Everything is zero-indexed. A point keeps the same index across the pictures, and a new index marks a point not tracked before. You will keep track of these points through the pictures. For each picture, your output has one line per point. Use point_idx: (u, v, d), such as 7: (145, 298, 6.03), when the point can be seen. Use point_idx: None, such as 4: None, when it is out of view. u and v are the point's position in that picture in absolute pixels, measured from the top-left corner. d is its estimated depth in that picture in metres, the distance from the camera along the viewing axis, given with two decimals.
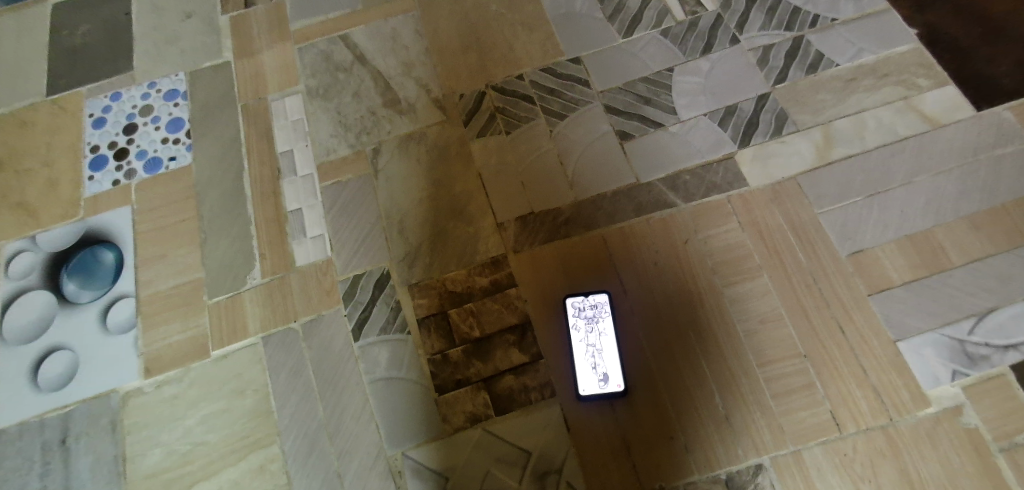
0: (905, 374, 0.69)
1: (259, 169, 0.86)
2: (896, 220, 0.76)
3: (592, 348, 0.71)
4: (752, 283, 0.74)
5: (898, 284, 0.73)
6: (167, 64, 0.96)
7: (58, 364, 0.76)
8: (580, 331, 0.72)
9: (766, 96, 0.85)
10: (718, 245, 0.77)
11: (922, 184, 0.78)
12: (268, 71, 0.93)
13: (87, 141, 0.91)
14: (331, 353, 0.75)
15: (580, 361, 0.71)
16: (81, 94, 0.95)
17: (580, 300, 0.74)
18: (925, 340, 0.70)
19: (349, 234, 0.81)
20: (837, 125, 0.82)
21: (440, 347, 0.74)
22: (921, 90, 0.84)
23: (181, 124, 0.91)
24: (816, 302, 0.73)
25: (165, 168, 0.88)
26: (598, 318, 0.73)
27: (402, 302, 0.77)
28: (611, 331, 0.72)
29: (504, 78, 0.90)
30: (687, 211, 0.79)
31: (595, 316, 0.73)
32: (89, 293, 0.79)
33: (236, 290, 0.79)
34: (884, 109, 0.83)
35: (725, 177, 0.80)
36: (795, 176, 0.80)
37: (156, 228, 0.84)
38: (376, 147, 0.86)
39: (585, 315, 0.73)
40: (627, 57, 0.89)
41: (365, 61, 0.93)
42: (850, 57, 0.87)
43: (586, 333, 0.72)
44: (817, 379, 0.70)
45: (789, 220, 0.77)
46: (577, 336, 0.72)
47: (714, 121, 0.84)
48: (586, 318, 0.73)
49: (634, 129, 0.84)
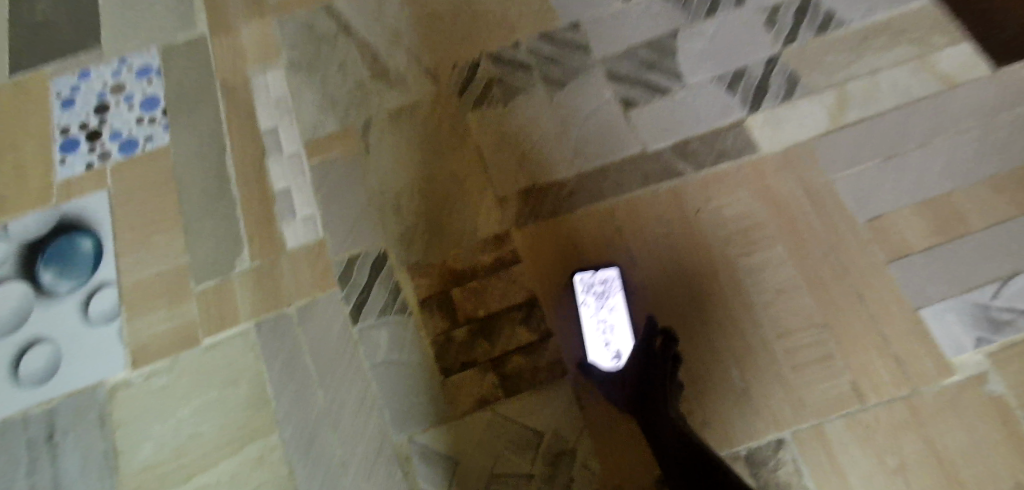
0: (926, 342, 0.67)
1: (243, 148, 0.81)
2: (913, 184, 0.73)
3: (603, 324, 0.68)
4: (766, 253, 0.71)
5: (917, 250, 0.70)
6: (139, 38, 0.90)
7: (38, 358, 0.72)
8: (590, 309, 0.68)
9: (776, 58, 0.81)
10: (730, 215, 0.73)
11: (940, 146, 0.75)
12: (248, 44, 0.88)
13: (57, 123, 0.85)
14: (328, 338, 0.71)
15: (591, 340, 0.68)
16: (48, 73, 0.89)
17: (589, 276, 0.70)
18: (948, 306, 0.68)
19: (342, 213, 0.77)
20: (849, 87, 0.79)
21: (443, 329, 0.71)
22: (936, 48, 0.80)
23: (157, 102, 0.85)
24: (833, 271, 0.70)
25: (142, 149, 0.83)
26: (609, 294, 0.68)
27: (402, 283, 0.73)
28: (622, 307, 0.68)
29: (500, 46, 0.85)
30: (697, 180, 0.75)
31: (604, 293, 0.69)
32: (68, 282, 0.75)
33: (224, 275, 0.75)
34: (898, 69, 0.79)
35: (735, 144, 0.77)
36: (808, 141, 0.76)
37: (136, 213, 0.79)
38: (366, 121, 0.82)
39: (595, 290, 0.69)
40: (628, 21, 0.85)
41: (351, 31, 0.87)
42: (861, 16, 0.83)
43: (596, 310, 0.68)
44: (837, 350, 0.67)
45: (803, 186, 0.74)
46: (587, 315, 0.68)
47: (722, 86, 0.80)
48: (595, 294, 0.69)
49: (638, 96, 0.80)
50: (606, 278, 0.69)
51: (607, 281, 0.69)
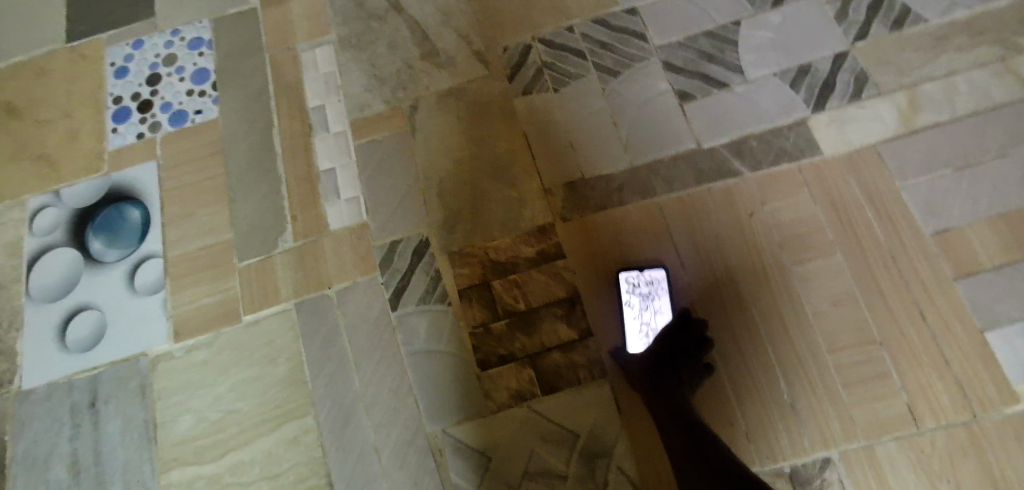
0: (991, 365, 0.63)
1: (289, 125, 0.81)
2: (988, 195, 0.69)
3: (646, 327, 0.67)
4: (823, 261, 0.68)
5: (987, 267, 0.66)
6: (191, 10, 0.90)
7: (86, 325, 0.74)
8: (635, 310, 0.67)
9: (845, 54, 0.77)
10: (786, 219, 0.70)
11: (1021, 156, 0.70)
12: (297, 19, 0.87)
13: (110, 92, 0.86)
14: (366, 321, 0.71)
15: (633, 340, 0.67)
16: (102, 41, 0.90)
17: (636, 275, 0.68)
18: (1017, 328, 0.64)
19: (385, 197, 0.76)
20: (924, 88, 0.74)
21: (482, 320, 0.70)
22: (1023, 50, 0.74)
23: (206, 75, 0.85)
24: (894, 284, 0.67)
25: (190, 122, 0.83)
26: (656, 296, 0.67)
27: (442, 271, 0.72)
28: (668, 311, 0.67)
29: (552, 30, 0.82)
30: (754, 180, 0.72)
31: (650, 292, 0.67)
32: (116, 252, 0.76)
33: (267, 253, 0.75)
34: (979, 71, 0.74)
35: (796, 143, 0.73)
36: (875, 144, 0.72)
37: (183, 185, 0.80)
38: (412, 103, 0.80)
39: (640, 291, 0.67)
40: (688, 8, 0.81)
41: (400, 9, 0.86)
42: (941, 12, 0.77)
43: (640, 311, 0.67)
44: (893, 367, 0.64)
45: (867, 192, 0.70)
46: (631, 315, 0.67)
47: (785, 82, 0.76)
48: (641, 295, 0.67)
49: (695, 89, 0.76)
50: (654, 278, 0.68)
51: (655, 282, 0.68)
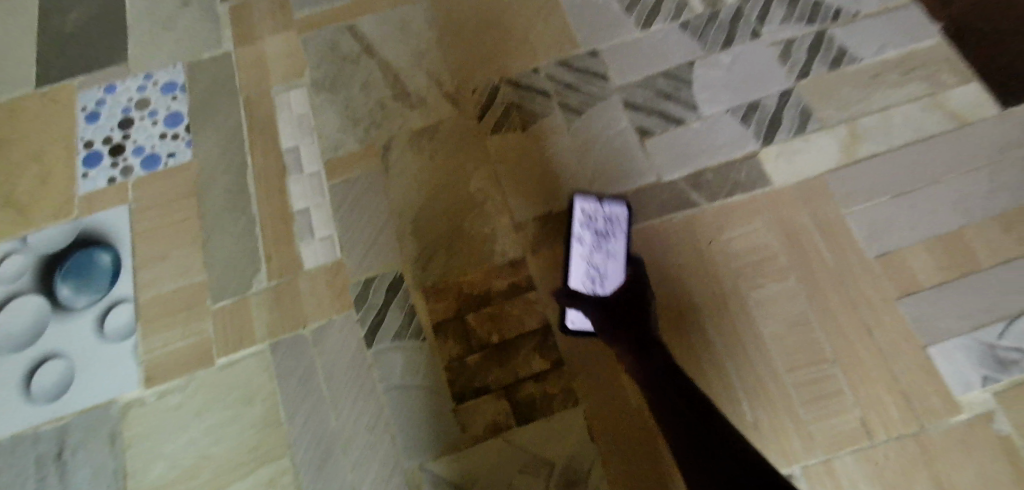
0: (935, 378, 0.68)
1: (263, 166, 0.82)
2: (925, 219, 0.74)
3: (595, 271, 0.70)
4: (779, 285, 0.72)
5: (928, 286, 0.71)
6: (165, 54, 0.91)
7: (53, 373, 0.73)
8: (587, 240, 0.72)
9: (790, 91, 0.82)
10: (743, 246, 0.74)
11: (951, 183, 0.76)
12: (271, 63, 0.89)
13: (81, 136, 0.86)
14: (343, 358, 0.72)
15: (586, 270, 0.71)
16: (73, 86, 0.90)
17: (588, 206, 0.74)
18: (955, 344, 0.69)
19: (359, 234, 0.78)
20: (862, 122, 0.80)
21: (457, 353, 0.72)
22: (948, 86, 0.81)
23: (180, 119, 0.87)
24: (845, 305, 0.71)
25: (163, 165, 0.84)
26: (606, 227, 0.72)
27: (417, 307, 0.74)
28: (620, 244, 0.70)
29: (519, 72, 0.86)
30: (711, 211, 0.76)
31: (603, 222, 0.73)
32: (85, 297, 0.76)
33: (242, 293, 0.76)
34: (910, 106, 0.81)
35: (749, 175, 0.78)
36: (821, 174, 0.77)
37: (156, 228, 0.80)
38: (385, 143, 0.83)
39: (596, 227, 0.72)
40: (645, 49, 0.86)
41: (373, 52, 0.89)
42: (875, 51, 0.84)
43: (592, 246, 0.71)
44: (847, 382, 0.68)
45: (816, 219, 0.75)
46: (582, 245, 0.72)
47: (736, 117, 0.81)
48: (596, 230, 0.72)
49: (654, 126, 0.81)
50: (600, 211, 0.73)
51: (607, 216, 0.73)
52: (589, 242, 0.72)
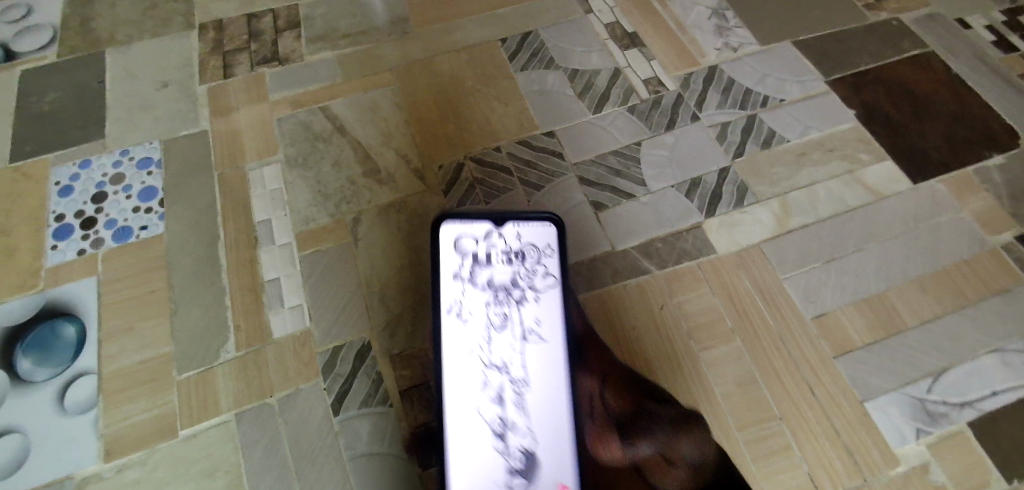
0: (873, 431, 0.73)
1: (235, 238, 0.85)
2: (851, 283, 0.82)
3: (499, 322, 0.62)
4: (726, 347, 0.77)
5: (860, 345, 0.77)
6: (142, 132, 0.96)
7: (7, 450, 0.71)
8: (486, 301, 0.63)
9: (727, 168, 0.92)
10: (692, 310, 0.80)
11: (872, 250, 0.84)
12: (246, 140, 0.94)
13: (53, 210, 0.88)
14: (309, 426, 0.73)
15: (490, 353, 0.60)
16: (48, 161, 0.93)
17: (461, 231, 0.66)
18: (889, 398, 0.74)
19: (329, 303, 0.80)
20: (792, 195, 0.89)
21: (423, 419, 0.73)
22: (864, 164, 0.91)
23: (155, 192, 0.90)
24: (786, 364, 0.76)
25: (135, 237, 0.86)
26: (525, 279, 0.64)
27: (384, 373, 0.76)
28: (551, 305, 0.63)
29: (482, 150, 0.93)
30: (662, 277, 0.82)
31: (506, 261, 0.65)
32: (46, 370, 0.75)
33: (208, 364, 0.77)
34: (833, 181, 0.90)
35: (694, 244, 0.85)
36: (759, 243, 0.85)
37: (123, 299, 0.81)
38: (355, 216, 0.87)
39: (471, 261, 0.65)
40: (597, 131, 0.95)
41: (345, 131, 0.95)
42: (799, 133, 0.95)
43: (492, 299, 0.63)
44: (794, 439, 0.72)
45: (755, 283, 0.82)
46: (468, 308, 0.62)
47: (681, 192, 0.89)
48: (472, 264, 0.64)
49: (607, 199, 0.88)
50: (512, 242, 0.66)
51: (514, 252, 0.66)
52: (490, 302, 0.63)
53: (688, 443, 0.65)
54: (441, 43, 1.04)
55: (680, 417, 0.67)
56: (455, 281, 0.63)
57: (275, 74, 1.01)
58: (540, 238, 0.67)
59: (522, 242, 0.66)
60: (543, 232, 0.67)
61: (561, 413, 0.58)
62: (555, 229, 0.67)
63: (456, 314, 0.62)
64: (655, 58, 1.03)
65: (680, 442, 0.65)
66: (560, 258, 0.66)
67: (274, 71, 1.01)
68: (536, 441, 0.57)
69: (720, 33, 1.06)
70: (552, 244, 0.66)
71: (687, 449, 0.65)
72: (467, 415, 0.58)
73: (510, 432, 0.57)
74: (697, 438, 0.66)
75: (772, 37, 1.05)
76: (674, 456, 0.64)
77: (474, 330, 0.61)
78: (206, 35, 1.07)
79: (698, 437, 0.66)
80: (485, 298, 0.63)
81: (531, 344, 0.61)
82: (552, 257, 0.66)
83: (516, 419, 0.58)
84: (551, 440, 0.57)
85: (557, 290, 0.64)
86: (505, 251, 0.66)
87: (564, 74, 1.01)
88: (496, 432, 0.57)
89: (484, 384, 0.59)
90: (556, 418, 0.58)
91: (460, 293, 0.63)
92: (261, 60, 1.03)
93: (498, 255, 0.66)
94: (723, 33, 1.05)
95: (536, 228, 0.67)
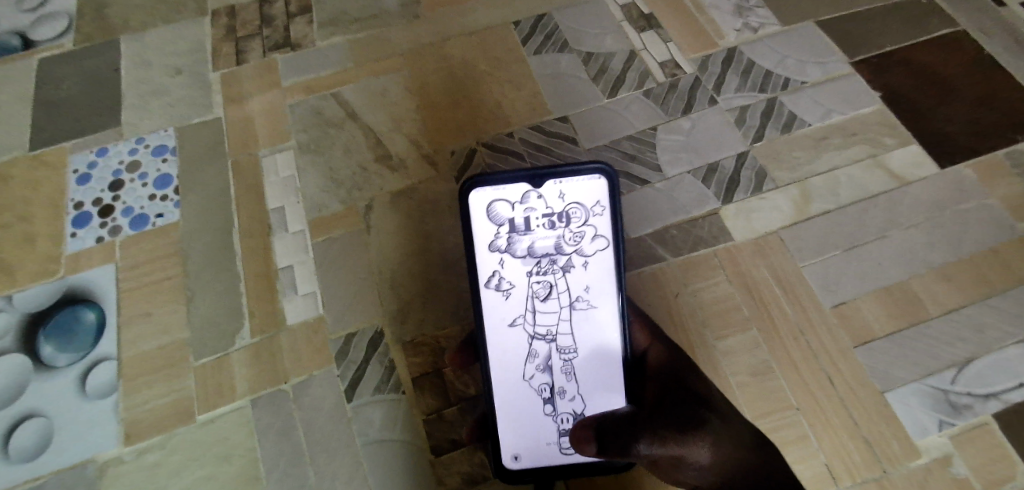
0: (892, 422, 0.71)
1: (248, 225, 0.86)
2: (873, 272, 0.79)
3: (544, 296, 0.61)
4: (742, 336, 0.76)
5: (880, 335, 0.75)
6: (156, 119, 0.96)
7: (32, 432, 0.73)
8: (528, 270, 0.61)
9: (745, 154, 0.89)
10: (706, 299, 0.79)
11: (895, 237, 0.82)
12: (258, 127, 0.94)
13: (71, 198, 0.89)
14: (322, 413, 0.74)
15: (539, 324, 0.61)
16: (65, 149, 0.94)
17: (495, 195, 0.61)
18: (910, 390, 0.72)
19: (341, 291, 0.81)
20: (812, 181, 0.86)
21: (435, 407, 0.74)
22: (889, 148, 0.88)
23: (169, 180, 0.90)
24: (803, 354, 0.75)
25: (151, 225, 0.87)
26: (569, 246, 0.61)
27: (396, 361, 0.76)
28: (599, 269, 0.61)
29: (494, 136, 0.92)
30: (677, 265, 0.81)
31: (547, 226, 0.62)
32: (68, 356, 0.77)
33: (223, 350, 0.77)
34: (856, 167, 0.87)
35: (710, 231, 0.83)
36: (777, 230, 0.83)
37: (140, 285, 0.82)
38: (367, 203, 0.87)
39: (512, 230, 0.61)
40: (612, 115, 0.93)
41: (356, 117, 0.94)
42: (821, 117, 0.92)
43: (535, 269, 0.62)
44: (811, 429, 0.71)
45: (773, 272, 0.80)
46: (509, 280, 0.61)
47: (697, 178, 0.87)
48: (515, 234, 0.61)
49: (621, 185, 0.87)
50: (552, 204, 0.61)
51: (557, 214, 0.61)
52: (533, 271, 0.62)
53: (696, 444, 0.52)
54: (453, 27, 1.03)
55: (687, 414, 0.54)
56: (493, 253, 0.61)
57: (287, 60, 1.01)
58: (584, 199, 0.61)
59: (564, 203, 0.61)
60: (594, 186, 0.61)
61: (609, 379, 0.61)
62: (604, 185, 0.61)
63: (498, 286, 0.61)
64: (672, 40, 1.00)
65: (687, 443, 0.52)
66: (610, 218, 0.61)
67: (286, 57, 1.01)
68: (586, 405, 0.61)
69: (740, 13, 1.02)
70: (598, 204, 0.61)
71: (695, 451, 0.52)
72: (515, 384, 0.61)
73: (561, 396, 0.61)
74: (709, 437, 0.52)
75: (795, 16, 1.01)
76: (678, 458, 0.52)
77: (516, 303, 0.61)
78: (218, 21, 1.06)
79: (710, 435, 0.53)
80: (528, 269, 0.61)
81: (581, 316, 0.62)
82: (599, 219, 0.61)
83: (566, 385, 0.61)
84: (597, 401, 0.61)
85: (607, 257, 0.61)
86: (545, 215, 0.61)
87: (578, 57, 0.99)
88: (545, 398, 0.61)
89: (531, 352, 0.61)
90: (605, 382, 0.61)
91: (500, 263, 0.61)
92: (273, 46, 1.03)
93: (537, 221, 0.61)
94: (742, 13, 1.02)
95: (580, 188, 0.61)
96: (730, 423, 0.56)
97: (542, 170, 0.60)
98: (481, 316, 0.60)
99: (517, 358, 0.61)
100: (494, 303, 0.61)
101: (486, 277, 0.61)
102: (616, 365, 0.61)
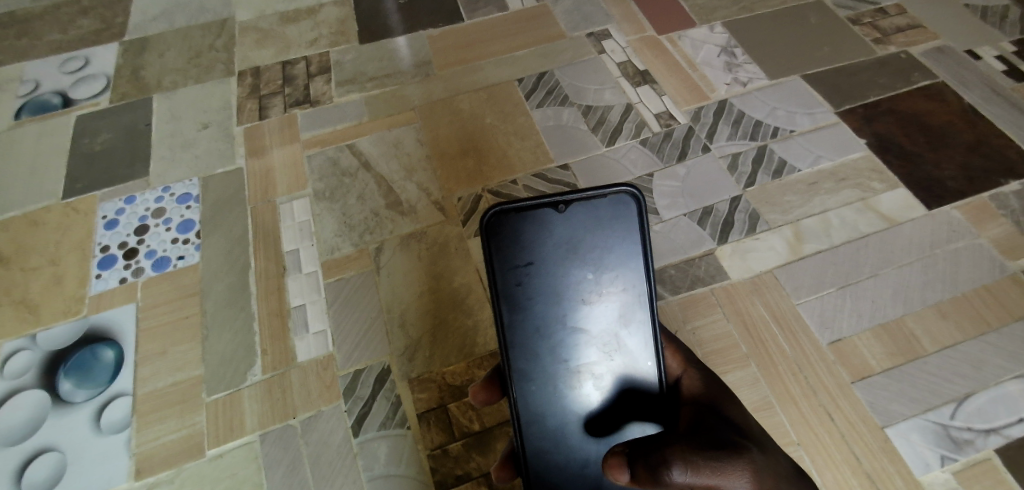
0: (895, 458, 0.71)
1: (265, 266, 0.90)
2: (869, 309, 0.81)
3: (571, 326, 0.61)
4: (742, 372, 0.78)
5: (878, 371, 0.77)
6: (183, 169, 1.03)
7: (44, 466, 0.75)
8: (553, 302, 0.61)
9: (739, 198, 0.93)
10: (707, 336, 0.81)
11: (888, 276, 0.84)
12: (279, 176, 1.00)
13: (98, 241, 0.94)
14: (330, 448, 0.75)
15: (566, 355, 0.61)
16: (95, 196, 1.00)
17: (516, 222, 0.60)
18: (911, 425, 0.73)
19: (350, 329, 0.83)
20: (805, 223, 0.90)
21: (440, 441, 0.75)
22: (877, 192, 0.92)
23: (192, 225, 0.95)
24: (802, 389, 0.76)
25: (172, 267, 0.91)
26: (596, 272, 0.61)
27: (402, 396, 0.78)
28: (630, 295, 0.61)
29: (500, 183, 0.97)
30: (676, 303, 0.83)
31: (571, 250, 0.60)
32: (85, 392, 0.80)
33: (234, 386, 0.80)
34: (846, 209, 0.91)
35: (707, 270, 0.86)
36: (772, 269, 0.86)
37: (158, 324, 0.86)
38: (378, 246, 0.91)
39: (532, 259, 0.60)
40: (611, 163, 0.98)
41: (369, 167, 1.00)
42: (810, 162, 0.96)
43: (561, 299, 0.61)
44: (814, 466, 0.71)
45: (770, 309, 0.82)
46: (535, 312, 0.60)
47: (693, 220, 0.91)
48: (535, 263, 0.60)
49: None
50: (575, 229, 0.60)
51: (580, 240, 0.60)
52: (558, 300, 0.61)
53: (734, 473, 0.47)
54: (462, 84, 1.10)
55: (724, 439, 0.50)
56: (514, 285, 0.60)
57: (306, 115, 1.08)
58: (610, 221, 0.60)
59: (587, 227, 0.60)
60: (622, 205, 0.60)
61: (643, 408, 0.60)
62: (630, 204, 0.60)
63: (523, 318, 0.60)
64: (667, 94, 1.07)
65: (722, 471, 0.47)
66: (638, 240, 0.60)
67: (306, 112, 1.08)
68: (620, 435, 0.60)
69: (729, 69, 1.10)
70: (626, 227, 0.60)
71: (734, 481, 0.47)
72: (542, 416, 0.60)
73: (593, 427, 0.60)
74: (749, 465, 0.47)
75: (781, 71, 1.08)
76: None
77: (542, 334, 0.60)
78: (244, 80, 1.15)
79: (750, 462, 0.48)
80: (555, 299, 0.61)
81: (611, 343, 0.61)
82: (628, 243, 0.60)
83: (596, 417, 0.60)
84: (632, 430, 0.60)
85: (637, 282, 0.61)
86: (569, 240, 0.60)
87: (578, 110, 1.05)
88: (576, 431, 0.60)
89: (558, 384, 0.60)
90: (637, 415, 0.60)
91: (523, 295, 0.60)
92: (294, 102, 1.10)
93: (562, 247, 0.60)
94: (732, 69, 1.09)
95: (605, 211, 0.60)
96: (773, 452, 0.51)
97: (562, 195, 0.59)
98: (506, 351, 0.60)
99: (543, 391, 0.60)
100: (519, 336, 0.60)
101: (507, 310, 0.60)
102: (649, 392, 0.60)
